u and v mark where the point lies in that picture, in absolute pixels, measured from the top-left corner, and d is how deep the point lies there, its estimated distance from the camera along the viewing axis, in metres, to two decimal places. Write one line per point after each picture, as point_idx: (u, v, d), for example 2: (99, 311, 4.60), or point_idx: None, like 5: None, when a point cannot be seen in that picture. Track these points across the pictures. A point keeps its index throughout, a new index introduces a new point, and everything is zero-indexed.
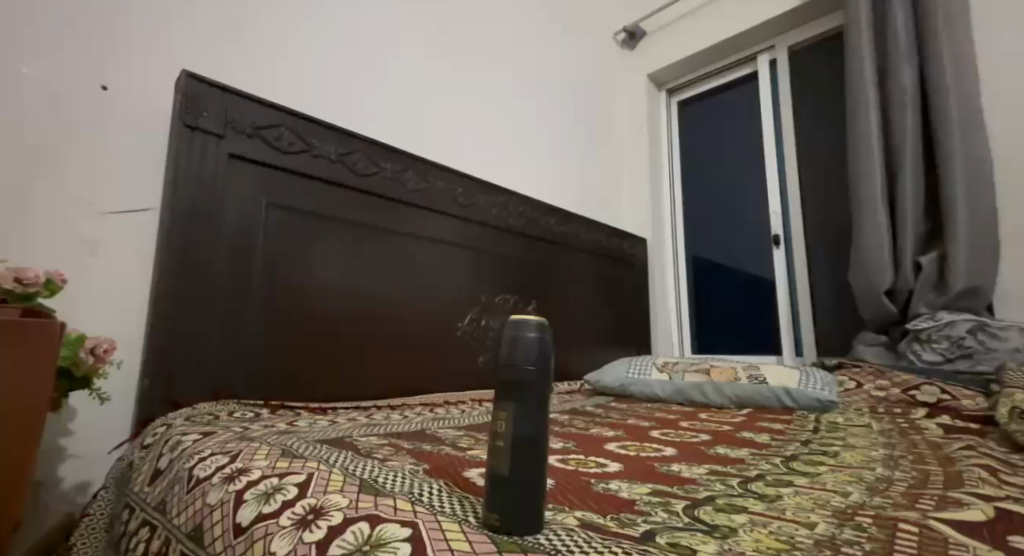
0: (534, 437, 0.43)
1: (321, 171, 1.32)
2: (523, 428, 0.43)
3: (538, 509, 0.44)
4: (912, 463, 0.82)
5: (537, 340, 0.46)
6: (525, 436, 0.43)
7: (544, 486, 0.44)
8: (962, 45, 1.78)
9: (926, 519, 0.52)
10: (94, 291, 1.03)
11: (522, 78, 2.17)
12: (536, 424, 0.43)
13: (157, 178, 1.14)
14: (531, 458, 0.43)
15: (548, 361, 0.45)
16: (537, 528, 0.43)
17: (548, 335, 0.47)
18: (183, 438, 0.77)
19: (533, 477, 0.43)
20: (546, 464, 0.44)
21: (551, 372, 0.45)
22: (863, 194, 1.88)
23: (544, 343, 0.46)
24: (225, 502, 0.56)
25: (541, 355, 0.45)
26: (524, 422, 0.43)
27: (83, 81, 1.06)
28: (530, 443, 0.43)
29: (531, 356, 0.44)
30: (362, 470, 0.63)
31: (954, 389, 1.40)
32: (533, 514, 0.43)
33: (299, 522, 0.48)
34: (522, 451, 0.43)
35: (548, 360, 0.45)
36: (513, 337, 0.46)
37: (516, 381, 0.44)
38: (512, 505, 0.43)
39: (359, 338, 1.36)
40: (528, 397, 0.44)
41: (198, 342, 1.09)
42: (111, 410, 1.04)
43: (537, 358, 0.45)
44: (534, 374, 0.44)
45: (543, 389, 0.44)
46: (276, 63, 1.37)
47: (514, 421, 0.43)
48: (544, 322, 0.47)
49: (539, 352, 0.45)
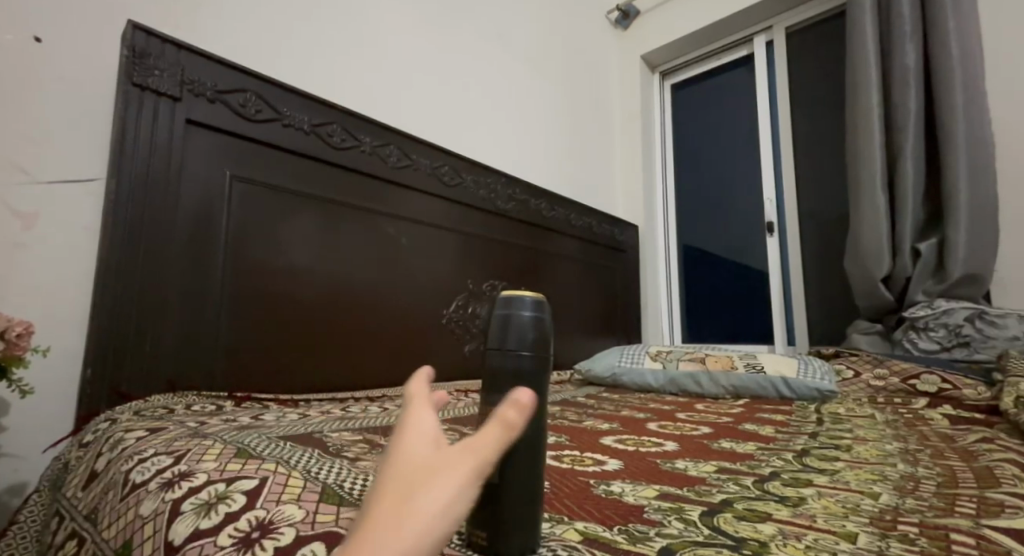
0: (527, 433, 0.35)
1: (294, 143, 1.22)
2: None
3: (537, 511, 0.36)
4: (933, 458, 0.76)
5: (538, 319, 0.37)
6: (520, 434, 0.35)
7: (541, 493, 0.36)
8: (969, 26, 1.72)
9: (981, 529, 0.45)
10: (27, 271, 0.93)
11: (511, 54, 2.07)
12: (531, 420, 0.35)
13: (104, 146, 1.04)
14: (526, 461, 0.35)
15: (546, 345, 0.37)
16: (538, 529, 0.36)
17: (547, 315, 0.38)
18: (127, 435, 0.68)
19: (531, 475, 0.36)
20: (542, 461, 0.36)
21: (550, 359, 0.37)
22: (862, 177, 1.82)
23: (541, 323, 0.37)
24: (159, 514, 0.47)
25: (539, 339, 0.36)
26: None
27: (14, 31, 0.94)
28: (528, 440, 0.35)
29: (527, 339, 0.36)
30: (328, 472, 0.54)
31: (954, 377, 1.34)
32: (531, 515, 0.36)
33: (242, 541, 0.39)
34: (515, 453, 0.34)
35: (546, 346, 0.37)
36: (507, 319, 0.37)
37: (509, 370, 0.36)
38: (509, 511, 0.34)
39: (336, 325, 1.28)
40: (522, 387, 0.35)
41: (153, 327, 0.99)
42: (45, 403, 0.93)
43: (535, 343, 0.36)
44: (530, 361, 0.36)
45: (539, 379, 0.36)
46: (244, 27, 1.26)
47: (506, 416, 0.35)
48: (542, 299, 0.38)
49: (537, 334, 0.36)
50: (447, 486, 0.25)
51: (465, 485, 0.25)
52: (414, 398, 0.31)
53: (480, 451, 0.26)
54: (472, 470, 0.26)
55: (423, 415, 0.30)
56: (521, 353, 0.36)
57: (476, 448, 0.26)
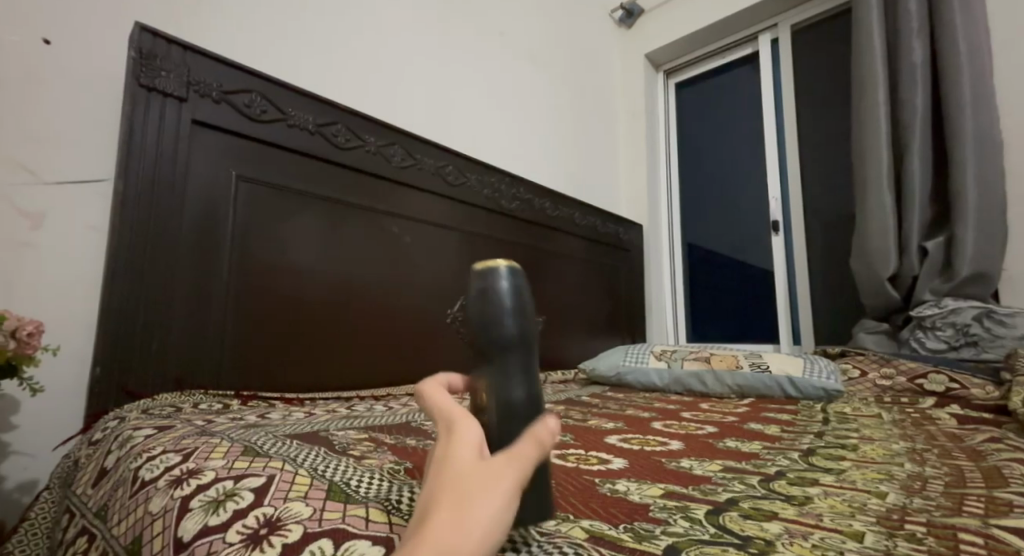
0: (521, 398, 0.37)
1: (299, 143, 1.23)
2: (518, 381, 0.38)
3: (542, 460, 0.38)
4: (940, 458, 0.76)
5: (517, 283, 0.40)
6: (515, 401, 0.37)
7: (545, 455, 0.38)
8: (976, 22, 1.71)
9: (989, 529, 0.44)
10: (35, 272, 0.94)
11: (515, 54, 2.07)
12: (523, 384, 0.38)
13: (110, 147, 1.04)
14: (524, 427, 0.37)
15: (525, 308, 0.40)
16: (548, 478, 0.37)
17: (521, 281, 0.41)
18: (135, 434, 0.68)
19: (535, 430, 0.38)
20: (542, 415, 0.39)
21: (529, 322, 0.40)
22: (868, 175, 1.81)
23: (519, 289, 0.40)
24: (168, 512, 0.47)
25: (518, 303, 0.39)
26: (509, 386, 0.37)
27: (21, 33, 0.95)
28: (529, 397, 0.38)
29: (509, 304, 0.39)
30: (334, 470, 0.54)
31: (962, 377, 1.34)
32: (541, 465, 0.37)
33: (250, 538, 0.40)
34: (513, 421, 0.36)
35: (525, 309, 0.40)
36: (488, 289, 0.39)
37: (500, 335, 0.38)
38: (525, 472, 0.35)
39: (341, 324, 1.28)
40: (509, 352, 0.38)
41: (160, 327, 1.00)
42: (54, 402, 0.94)
43: (515, 307, 0.39)
44: (515, 325, 0.39)
45: (524, 341, 0.39)
46: (248, 28, 1.27)
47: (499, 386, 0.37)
48: (516, 267, 0.41)
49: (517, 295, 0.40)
50: (495, 494, 0.29)
51: (508, 490, 0.30)
52: (451, 410, 0.35)
53: (522, 461, 0.31)
54: (515, 479, 0.30)
55: (463, 425, 0.34)
56: (505, 318, 0.38)
57: (514, 462, 0.31)
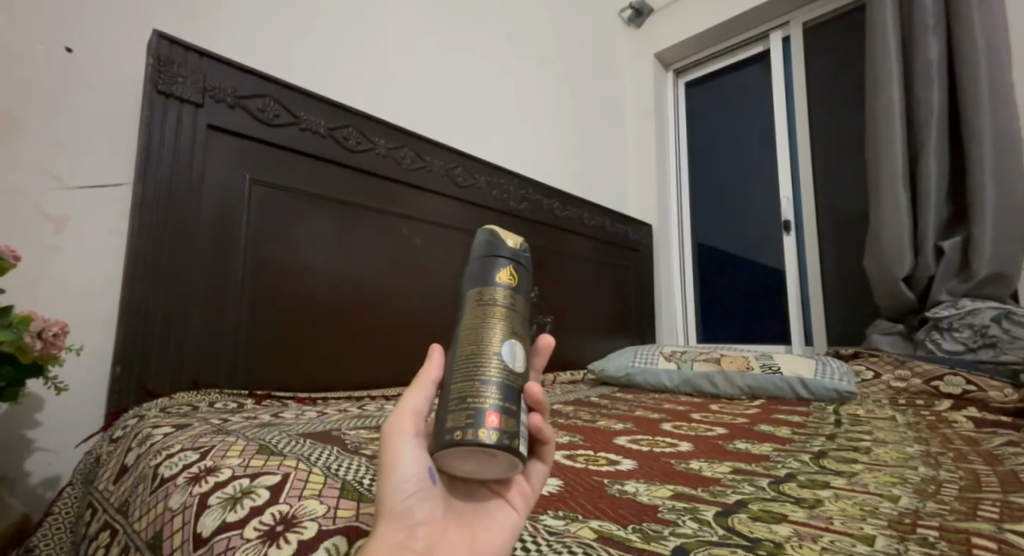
0: (458, 333, 0.40)
1: (311, 147, 1.24)
2: (478, 345, 0.38)
3: (475, 401, 0.35)
4: (955, 462, 0.74)
5: (494, 274, 0.42)
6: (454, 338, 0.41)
7: (459, 392, 0.36)
8: (996, 18, 1.67)
9: (1003, 533, 0.44)
10: (59, 274, 0.96)
11: (524, 54, 2.07)
12: (462, 322, 0.40)
13: (130, 151, 1.07)
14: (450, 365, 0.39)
15: (491, 251, 0.43)
16: (491, 421, 0.34)
17: (499, 239, 0.44)
18: (154, 431, 0.70)
19: (495, 372, 0.37)
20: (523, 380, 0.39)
21: (488, 266, 0.42)
22: (883, 174, 1.79)
23: (491, 243, 0.44)
24: (187, 508, 0.49)
25: (483, 251, 0.44)
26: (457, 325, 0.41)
27: (46, 42, 0.98)
28: (507, 358, 0.38)
29: (476, 255, 0.44)
30: (347, 469, 0.55)
31: (980, 379, 1.31)
32: (472, 409, 0.35)
33: (266, 535, 0.41)
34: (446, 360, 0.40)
35: (489, 253, 0.43)
36: (474, 273, 0.43)
37: (464, 313, 0.40)
38: (441, 429, 0.35)
39: (352, 325, 1.30)
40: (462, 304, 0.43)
41: (177, 328, 1.02)
42: (75, 401, 0.97)
43: (481, 254, 0.44)
44: (473, 269, 0.43)
45: (478, 282, 0.42)
46: (262, 33, 1.29)
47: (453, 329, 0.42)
48: (495, 230, 0.45)
49: (508, 274, 0.42)
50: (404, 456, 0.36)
51: (401, 442, 0.36)
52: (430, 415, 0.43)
53: (405, 413, 0.37)
54: (402, 433, 0.36)
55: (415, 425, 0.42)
56: (469, 267, 0.44)
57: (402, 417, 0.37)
